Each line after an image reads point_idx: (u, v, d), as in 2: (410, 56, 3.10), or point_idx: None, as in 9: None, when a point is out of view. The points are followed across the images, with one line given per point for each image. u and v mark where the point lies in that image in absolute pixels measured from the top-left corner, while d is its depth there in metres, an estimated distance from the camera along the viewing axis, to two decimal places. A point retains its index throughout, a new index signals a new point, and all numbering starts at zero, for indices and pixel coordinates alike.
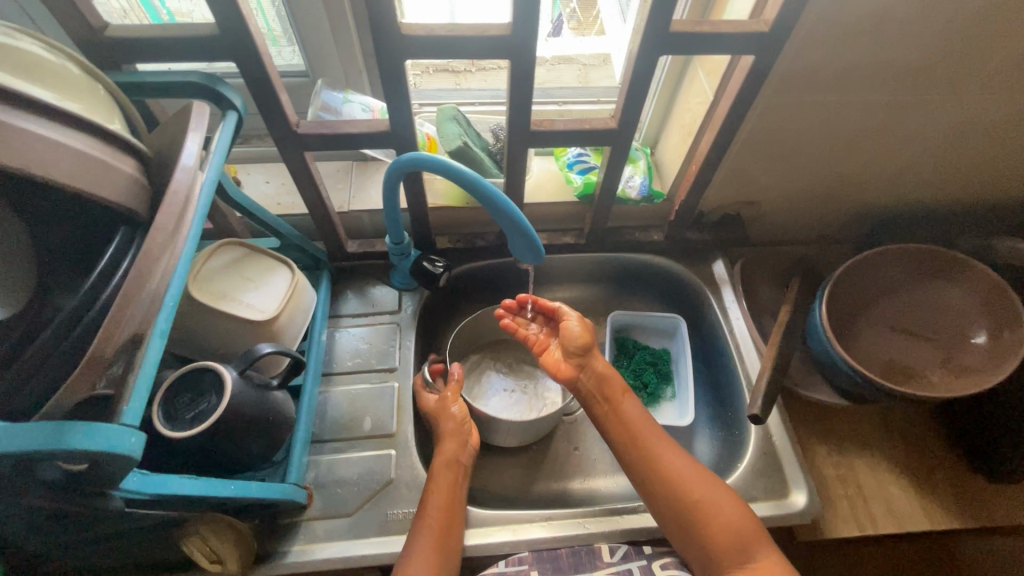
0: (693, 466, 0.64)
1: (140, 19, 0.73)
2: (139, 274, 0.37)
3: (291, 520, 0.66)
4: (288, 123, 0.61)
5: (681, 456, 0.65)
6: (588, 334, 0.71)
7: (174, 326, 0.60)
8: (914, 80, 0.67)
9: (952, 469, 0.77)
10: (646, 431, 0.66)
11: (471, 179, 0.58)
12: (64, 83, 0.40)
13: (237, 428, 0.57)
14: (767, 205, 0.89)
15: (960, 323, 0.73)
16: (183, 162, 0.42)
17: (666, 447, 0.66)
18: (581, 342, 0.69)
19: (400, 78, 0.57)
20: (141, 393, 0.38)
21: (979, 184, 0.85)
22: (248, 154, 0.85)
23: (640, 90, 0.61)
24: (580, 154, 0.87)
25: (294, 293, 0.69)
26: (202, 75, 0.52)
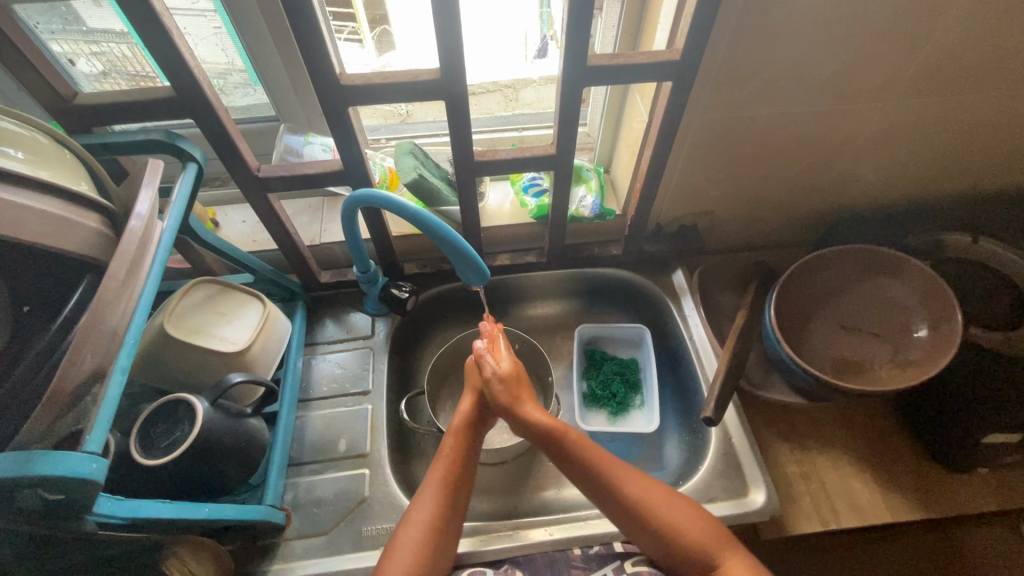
0: (653, 489, 0.65)
1: (144, 65, 0.79)
2: (99, 316, 0.42)
3: (270, 541, 0.69)
4: (250, 169, 0.66)
5: (639, 480, 0.65)
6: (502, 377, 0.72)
7: (151, 362, 0.65)
8: (831, 91, 0.71)
9: (913, 461, 0.79)
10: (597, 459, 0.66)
11: (415, 212, 0.63)
12: (36, 153, 0.46)
13: (210, 454, 0.61)
14: (719, 215, 0.93)
15: (904, 318, 0.76)
16: (138, 212, 0.47)
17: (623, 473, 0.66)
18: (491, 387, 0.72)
19: (346, 121, 0.62)
20: (103, 424, 0.42)
21: (920, 183, 0.88)
22: (225, 196, 0.91)
23: (571, 118, 0.66)
24: (536, 177, 0.93)
25: (265, 324, 0.73)
26: (163, 133, 0.58)
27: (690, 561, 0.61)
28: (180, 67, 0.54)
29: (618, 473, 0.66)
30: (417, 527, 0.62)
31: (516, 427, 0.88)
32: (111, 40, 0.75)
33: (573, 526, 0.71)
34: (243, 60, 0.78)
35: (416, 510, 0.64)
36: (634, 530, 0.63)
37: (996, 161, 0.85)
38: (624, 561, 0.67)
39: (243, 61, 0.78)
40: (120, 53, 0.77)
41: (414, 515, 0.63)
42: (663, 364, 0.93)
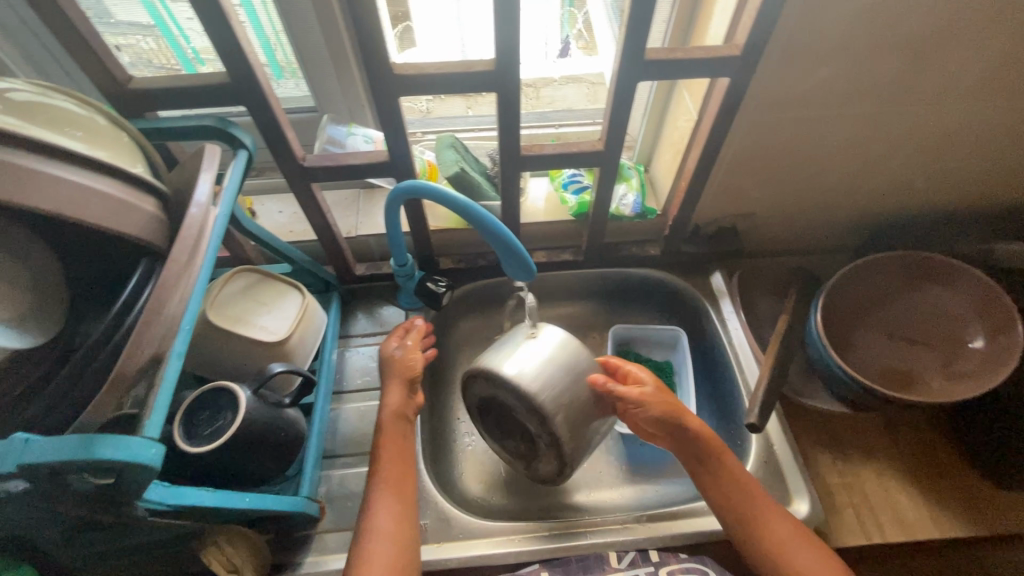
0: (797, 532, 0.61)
1: (168, 59, 0.80)
2: (158, 302, 0.41)
3: (304, 532, 0.69)
4: (296, 158, 0.66)
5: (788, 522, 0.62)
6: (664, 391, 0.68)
7: (193, 350, 0.65)
8: (890, 91, 0.69)
9: (961, 477, 0.76)
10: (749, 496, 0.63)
11: (464, 205, 0.62)
12: (96, 135, 0.46)
13: (250, 443, 0.61)
14: (760, 217, 0.91)
15: (958, 328, 0.74)
16: (197, 199, 0.47)
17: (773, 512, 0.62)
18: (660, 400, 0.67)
19: (395, 111, 0.61)
20: (160, 410, 0.42)
21: (974, 189, 0.85)
22: (263, 185, 0.91)
23: (622, 113, 0.64)
24: (575, 174, 0.91)
25: (304, 315, 0.73)
26: (216, 119, 0.57)
27: None
28: (236, 52, 0.53)
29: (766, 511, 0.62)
30: (383, 539, 0.59)
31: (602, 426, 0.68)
32: (139, 34, 0.76)
33: (609, 529, 0.70)
34: (266, 53, 0.77)
35: (375, 520, 0.61)
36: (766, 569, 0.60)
37: None
38: (660, 566, 0.67)
39: (266, 55, 0.77)
40: (146, 47, 0.78)
41: (369, 523, 0.61)
42: (699, 367, 0.91)
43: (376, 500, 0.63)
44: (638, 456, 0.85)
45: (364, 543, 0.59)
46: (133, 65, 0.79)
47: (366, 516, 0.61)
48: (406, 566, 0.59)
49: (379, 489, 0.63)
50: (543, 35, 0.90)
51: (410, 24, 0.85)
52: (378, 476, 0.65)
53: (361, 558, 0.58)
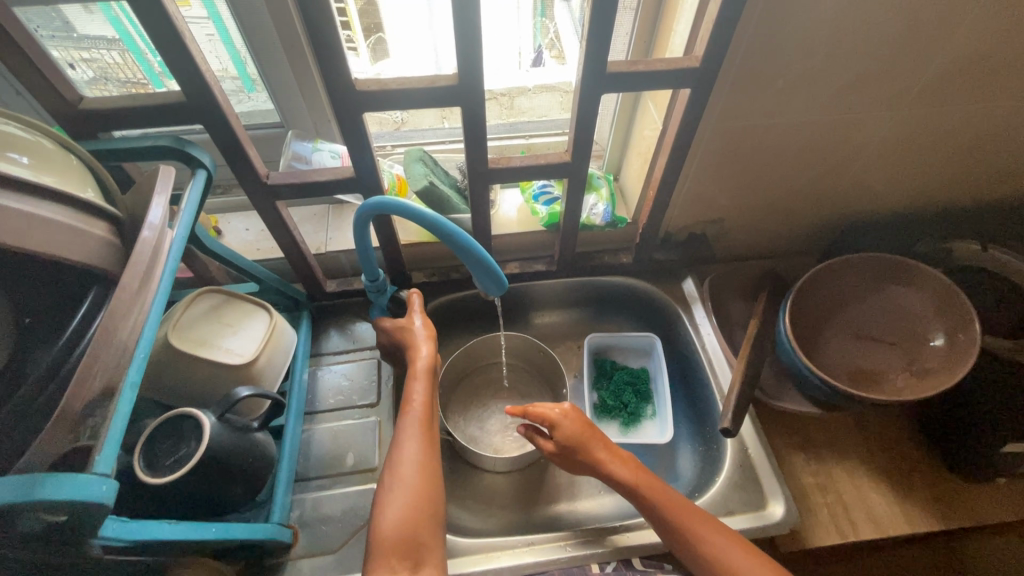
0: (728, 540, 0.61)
1: (134, 71, 0.78)
2: (108, 330, 0.40)
3: (277, 560, 0.67)
4: (258, 175, 0.64)
5: (720, 535, 0.61)
6: (577, 430, 0.68)
7: (154, 377, 0.63)
8: (846, 98, 0.71)
9: (931, 472, 0.78)
10: (676, 510, 0.63)
11: (434, 220, 0.62)
12: (43, 160, 0.44)
13: (217, 470, 0.58)
14: (729, 223, 0.92)
15: (918, 327, 0.76)
16: (151, 221, 0.45)
17: (703, 525, 0.62)
18: (570, 433, 0.67)
19: (359, 127, 0.61)
20: (113, 442, 0.40)
21: (931, 190, 0.88)
22: (228, 204, 0.90)
23: (588, 124, 0.65)
24: (545, 184, 0.92)
25: (271, 335, 0.71)
26: (172, 138, 0.56)
27: None
28: (191, 70, 0.52)
29: (696, 527, 0.62)
30: (412, 468, 0.60)
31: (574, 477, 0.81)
32: (104, 48, 0.74)
33: (590, 541, 0.69)
34: (237, 67, 0.76)
35: (404, 456, 0.61)
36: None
37: (1005, 169, 0.85)
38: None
39: (237, 68, 0.76)
40: (111, 60, 0.75)
41: (398, 459, 0.61)
42: (674, 373, 0.92)
43: (405, 435, 0.63)
44: None
45: (395, 474, 0.60)
46: (94, 76, 0.77)
47: (396, 450, 0.62)
48: (435, 501, 0.59)
49: (410, 424, 0.64)
50: (517, 42, 0.91)
51: (383, 36, 0.84)
52: (408, 414, 0.65)
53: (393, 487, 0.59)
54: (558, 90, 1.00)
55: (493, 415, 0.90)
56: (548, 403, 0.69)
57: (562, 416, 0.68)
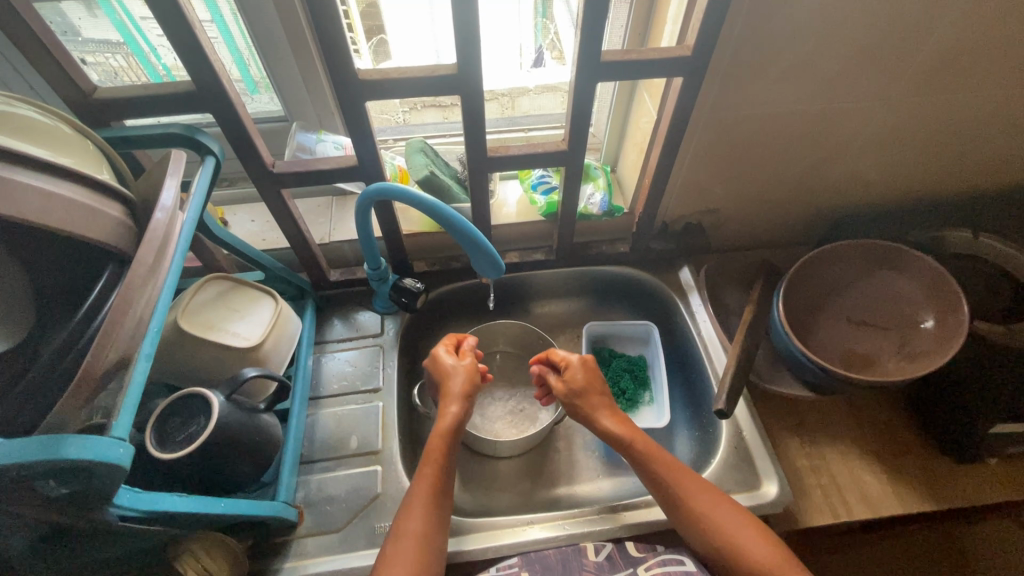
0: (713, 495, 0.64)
1: (139, 75, 0.80)
2: (124, 302, 0.42)
3: (283, 538, 0.69)
4: (264, 164, 0.67)
5: (705, 489, 0.64)
6: (587, 376, 0.74)
7: (164, 359, 0.65)
8: (836, 88, 0.73)
9: (923, 455, 0.79)
10: (664, 462, 0.66)
11: (431, 205, 0.64)
12: (61, 144, 0.46)
13: (225, 448, 0.60)
14: (725, 213, 0.94)
15: (909, 310, 0.78)
16: (162, 204, 0.47)
17: (689, 479, 0.65)
18: (580, 379, 0.73)
19: (362, 117, 0.63)
20: (129, 410, 0.42)
21: (923, 179, 0.90)
22: (235, 196, 0.92)
23: (584, 113, 0.67)
24: (543, 175, 0.94)
25: (277, 320, 0.73)
26: (182, 127, 0.58)
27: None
28: (201, 60, 0.54)
29: (683, 481, 0.64)
30: (412, 539, 0.59)
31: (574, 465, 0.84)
32: (108, 51, 0.76)
33: (587, 519, 0.71)
34: (240, 69, 0.79)
35: (409, 527, 0.59)
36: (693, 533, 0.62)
37: (994, 158, 0.86)
38: (638, 564, 0.66)
39: (240, 70, 0.79)
40: (116, 64, 0.78)
41: (402, 527, 0.60)
42: (671, 360, 0.94)
43: (414, 501, 0.61)
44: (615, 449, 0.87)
45: (398, 542, 0.58)
46: (104, 81, 0.79)
47: (402, 518, 0.61)
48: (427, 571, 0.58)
49: (421, 490, 0.63)
50: (518, 43, 0.92)
51: (385, 38, 0.86)
52: (421, 480, 0.63)
53: (392, 557, 0.57)
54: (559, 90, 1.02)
55: (494, 402, 0.92)
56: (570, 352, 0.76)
57: (575, 364, 0.74)
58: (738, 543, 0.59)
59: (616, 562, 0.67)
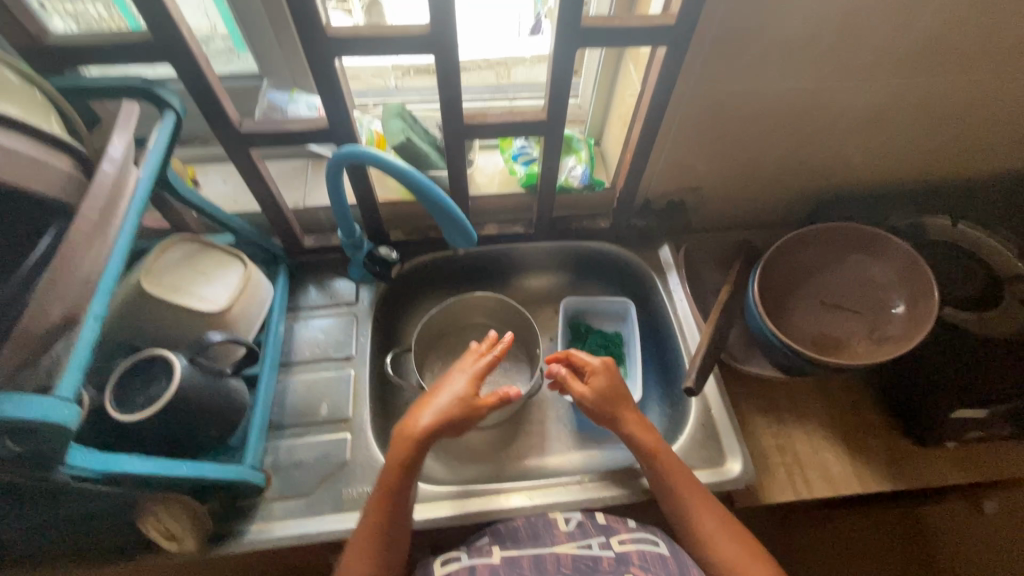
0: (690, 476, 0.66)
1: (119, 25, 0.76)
2: (67, 261, 0.40)
3: (249, 502, 0.69)
4: (231, 123, 0.64)
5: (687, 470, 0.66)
6: (616, 383, 0.70)
7: (126, 322, 0.63)
8: (824, 68, 0.71)
9: (885, 437, 0.81)
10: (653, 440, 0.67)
11: (402, 170, 0.62)
12: (4, 90, 0.43)
13: (188, 411, 0.60)
14: (708, 192, 0.93)
15: (881, 295, 0.78)
16: (111, 155, 0.46)
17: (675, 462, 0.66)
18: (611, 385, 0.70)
19: (332, 76, 0.60)
20: (74, 370, 0.41)
21: (907, 163, 0.89)
22: (206, 156, 0.89)
23: (563, 82, 0.64)
24: (525, 145, 0.92)
25: (246, 285, 0.72)
26: (140, 79, 0.56)
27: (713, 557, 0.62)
28: (157, 8, 0.51)
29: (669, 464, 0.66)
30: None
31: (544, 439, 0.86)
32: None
33: (554, 491, 0.71)
34: (226, 25, 0.76)
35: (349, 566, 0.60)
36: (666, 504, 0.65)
37: (980, 145, 0.86)
38: (609, 535, 0.66)
39: (227, 27, 0.76)
40: (95, 13, 0.73)
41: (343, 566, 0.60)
42: (646, 337, 0.94)
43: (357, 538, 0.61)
44: (587, 423, 0.88)
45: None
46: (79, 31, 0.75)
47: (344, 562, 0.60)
48: None
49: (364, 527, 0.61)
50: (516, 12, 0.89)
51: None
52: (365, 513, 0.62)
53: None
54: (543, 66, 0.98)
55: None
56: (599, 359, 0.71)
57: (601, 371, 0.70)
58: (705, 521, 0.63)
59: (587, 530, 0.67)
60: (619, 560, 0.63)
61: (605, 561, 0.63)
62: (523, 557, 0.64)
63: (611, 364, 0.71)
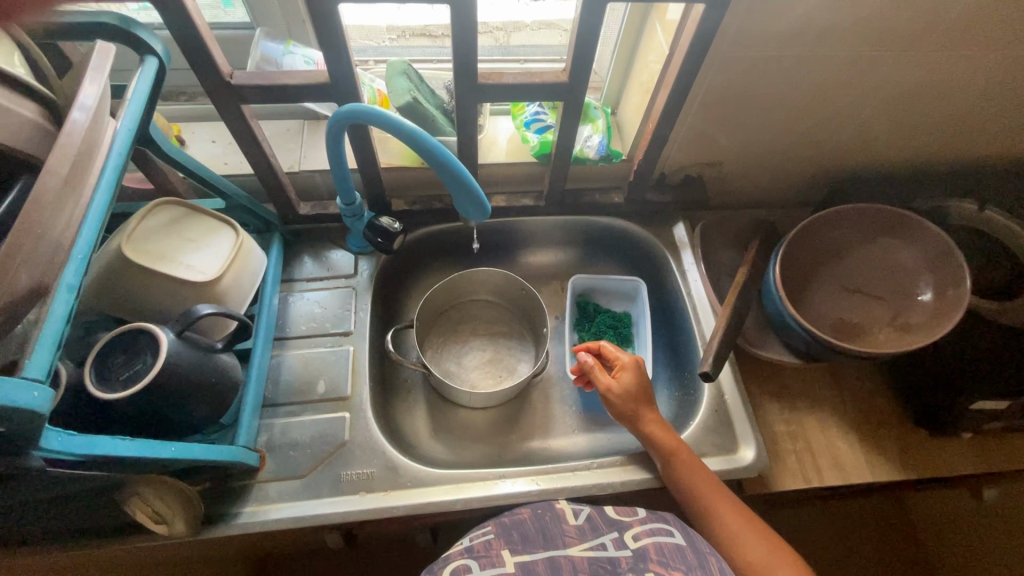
0: (709, 475, 0.65)
1: None
2: (33, 224, 0.35)
3: (243, 483, 0.65)
4: (221, 74, 0.58)
5: (706, 469, 0.65)
6: (643, 381, 0.71)
7: (107, 291, 0.58)
8: (867, 36, 0.66)
9: (899, 426, 0.79)
10: (672, 439, 0.67)
11: (410, 132, 0.57)
12: None
13: (176, 387, 0.55)
14: (727, 167, 0.89)
15: (907, 281, 0.75)
16: (82, 102, 0.40)
17: (693, 460, 0.66)
18: (638, 383, 0.71)
19: (335, 23, 0.54)
20: (46, 347, 0.36)
21: (937, 143, 0.85)
22: (193, 111, 0.83)
23: (589, 40, 0.59)
24: (538, 111, 0.86)
25: (238, 254, 0.67)
26: (116, 17, 0.49)
27: (733, 555, 0.61)
28: None
29: (688, 464, 0.65)
30: None
31: (550, 420, 0.84)
32: None
33: (561, 476, 0.69)
34: None
35: None
36: (685, 503, 0.64)
37: (1015, 125, 0.82)
38: (623, 530, 0.62)
39: None
40: None
41: None
42: (656, 318, 0.91)
43: None
44: (594, 405, 0.85)
45: None
46: None
47: None
48: None
49: None
50: None
51: None
52: None
53: None
54: (558, 27, 0.91)
55: (470, 351, 0.88)
56: (629, 355, 0.73)
57: (629, 366, 0.72)
58: (724, 521, 0.62)
59: (597, 527, 0.62)
60: (638, 556, 0.58)
61: (624, 560, 0.58)
62: (537, 561, 0.58)
63: (643, 364, 0.72)
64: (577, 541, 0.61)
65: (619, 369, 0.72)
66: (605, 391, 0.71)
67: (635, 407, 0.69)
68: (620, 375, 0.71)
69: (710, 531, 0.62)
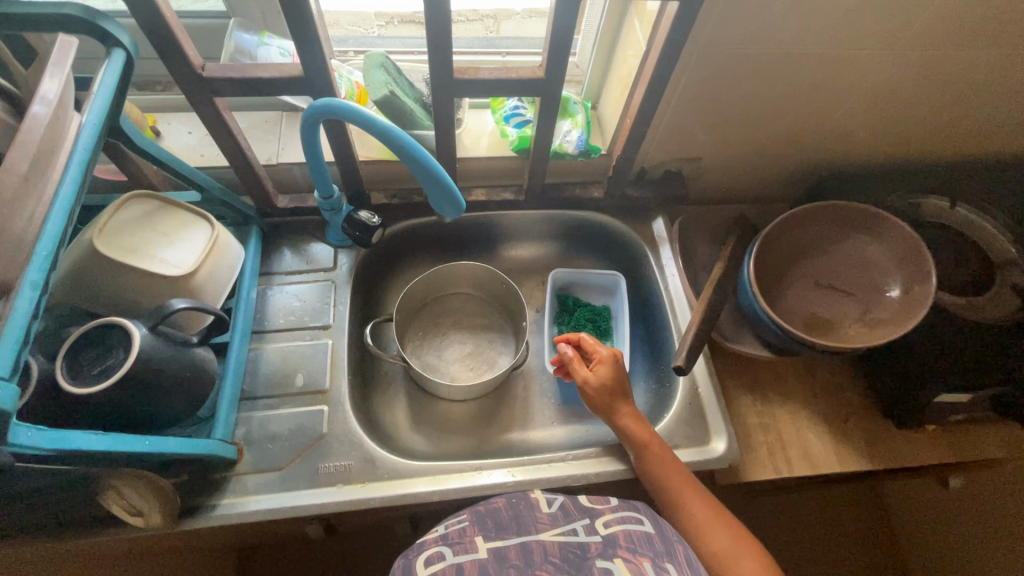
0: (681, 467, 0.67)
1: None
2: None
3: (220, 475, 0.66)
4: (192, 67, 0.57)
5: (678, 463, 0.67)
6: (619, 374, 0.72)
7: (79, 287, 0.58)
8: (841, 35, 0.66)
9: (868, 418, 0.81)
10: (646, 432, 0.68)
11: (384, 128, 0.57)
12: None
13: (151, 382, 0.55)
14: (707, 163, 0.89)
15: (878, 278, 0.76)
16: (43, 95, 0.40)
17: (666, 454, 0.67)
18: (614, 376, 0.72)
19: (306, 16, 0.54)
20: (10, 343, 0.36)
21: (910, 140, 0.86)
22: (168, 102, 0.82)
23: (565, 37, 0.59)
24: (518, 105, 0.86)
25: (213, 248, 0.66)
26: (79, 7, 0.48)
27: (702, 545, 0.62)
28: None
29: (661, 456, 0.67)
30: None
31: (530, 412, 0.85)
32: None
33: (536, 467, 0.70)
34: None
35: None
36: (657, 495, 0.66)
37: (984, 124, 0.83)
38: (595, 517, 0.63)
39: None
40: None
41: None
42: (635, 311, 0.92)
43: None
44: (572, 397, 0.86)
45: None
46: None
47: None
48: None
49: None
50: None
51: None
52: None
53: None
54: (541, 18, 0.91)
55: (451, 344, 0.89)
56: (608, 348, 0.74)
57: (607, 359, 0.73)
58: (693, 512, 0.64)
59: (570, 514, 0.64)
60: (607, 542, 0.59)
61: (593, 546, 0.59)
62: (509, 547, 0.60)
63: (620, 358, 0.73)
64: (549, 525, 0.62)
65: (597, 361, 0.73)
66: (582, 383, 0.72)
67: (610, 400, 0.71)
68: (597, 368, 0.72)
69: (681, 523, 0.64)
